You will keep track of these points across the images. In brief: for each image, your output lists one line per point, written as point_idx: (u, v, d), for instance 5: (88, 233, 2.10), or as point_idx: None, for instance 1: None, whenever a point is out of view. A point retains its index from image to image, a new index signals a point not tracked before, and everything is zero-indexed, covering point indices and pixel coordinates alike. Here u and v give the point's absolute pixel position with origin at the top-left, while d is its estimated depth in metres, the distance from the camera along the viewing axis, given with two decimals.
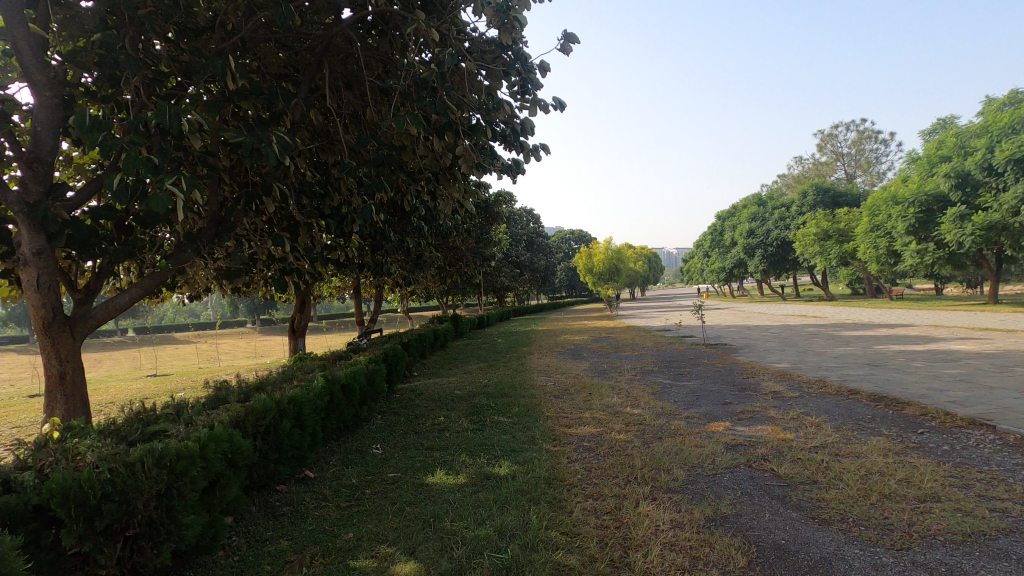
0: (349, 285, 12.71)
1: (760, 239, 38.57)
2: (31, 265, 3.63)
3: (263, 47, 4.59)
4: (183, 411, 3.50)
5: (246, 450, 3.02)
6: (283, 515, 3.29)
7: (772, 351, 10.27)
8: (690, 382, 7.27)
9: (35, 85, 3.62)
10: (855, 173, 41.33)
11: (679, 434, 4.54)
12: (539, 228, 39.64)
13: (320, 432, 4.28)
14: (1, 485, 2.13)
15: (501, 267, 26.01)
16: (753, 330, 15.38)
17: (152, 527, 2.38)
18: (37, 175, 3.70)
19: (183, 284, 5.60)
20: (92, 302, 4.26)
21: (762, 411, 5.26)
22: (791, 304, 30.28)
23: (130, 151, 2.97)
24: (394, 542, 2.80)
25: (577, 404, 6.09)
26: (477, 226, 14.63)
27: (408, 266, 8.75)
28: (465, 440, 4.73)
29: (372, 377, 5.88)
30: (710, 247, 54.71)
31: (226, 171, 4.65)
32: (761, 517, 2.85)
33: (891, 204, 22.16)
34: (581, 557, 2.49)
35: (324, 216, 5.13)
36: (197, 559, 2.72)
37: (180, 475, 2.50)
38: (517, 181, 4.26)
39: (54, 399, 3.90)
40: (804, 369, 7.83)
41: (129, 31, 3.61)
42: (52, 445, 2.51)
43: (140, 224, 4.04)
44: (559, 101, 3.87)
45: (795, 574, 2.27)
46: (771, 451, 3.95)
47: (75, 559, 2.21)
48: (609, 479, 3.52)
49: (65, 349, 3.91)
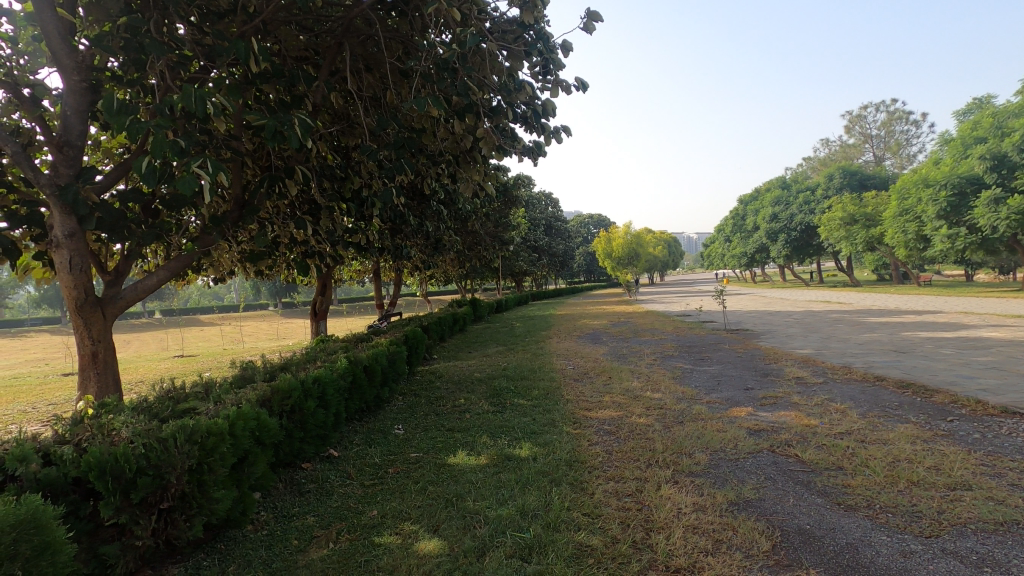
0: (369, 269, 12.83)
1: (783, 224, 37.71)
2: (64, 247, 3.74)
3: (283, 30, 4.59)
4: (211, 390, 3.59)
5: (272, 428, 3.08)
6: (309, 492, 3.36)
7: (795, 337, 10.13)
8: (711, 367, 7.22)
9: (64, 70, 3.69)
10: (884, 155, 40.10)
11: (701, 418, 4.52)
12: (557, 212, 39.32)
13: (344, 412, 4.35)
14: (42, 457, 2.20)
15: (521, 252, 25.87)
16: (775, 315, 15.19)
17: (184, 501, 2.45)
18: (68, 159, 3.78)
19: (207, 266, 5.70)
20: (122, 284, 4.37)
21: (785, 397, 5.22)
22: (790, 304, 19.41)
23: (157, 133, 3.00)
24: (417, 520, 2.84)
25: (598, 387, 6.08)
26: (496, 210, 14.58)
27: (428, 250, 8.78)
28: (486, 422, 4.77)
29: (394, 358, 5.93)
30: (732, 232, 53.83)
31: (249, 155, 4.71)
32: (785, 502, 2.82)
33: (922, 186, 21.48)
34: (603, 538, 2.50)
35: (345, 199, 5.15)
36: (227, 532, 2.79)
37: (210, 451, 2.57)
38: (538, 164, 4.21)
39: (87, 377, 4.02)
40: (828, 355, 7.70)
41: (153, 14, 3.62)
42: (87, 422, 2.59)
43: (167, 206, 4.11)
44: (582, 82, 3.80)
45: (819, 558, 2.26)
46: (795, 436, 3.92)
47: (113, 529, 2.29)
48: (630, 462, 3.52)
49: (96, 330, 4.02)
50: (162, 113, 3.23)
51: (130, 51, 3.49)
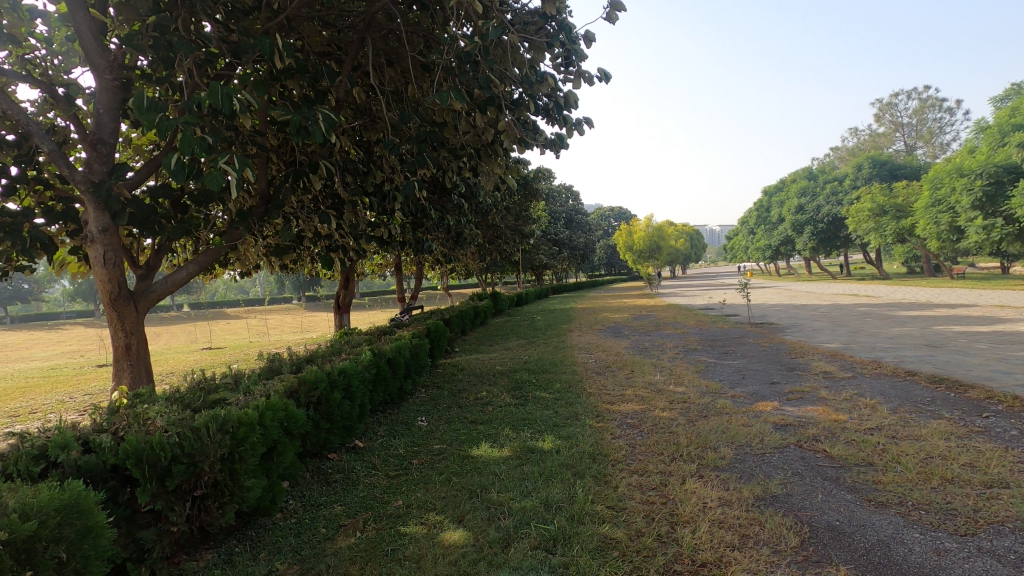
0: (391, 262, 12.95)
1: (809, 216, 36.87)
2: (98, 242, 3.85)
3: (306, 26, 4.63)
4: (241, 381, 3.67)
5: (300, 419, 3.14)
6: (336, 482, 3.42)
7: (821, 331, 9.95)
8: (736, 361, 7.12)
9: (96, 69, 3.78)
10: (916, 144, 38.91)
11: (725, 413, 4.47)
12: (578, 205, 39.08)
13: (368, 403, 4.41)
14: (82, 445, 2.27)
15: (541, 245, 25.81)
16: (801, 309, 14.93)
17: (217, 489, 2.52)
18: (101, 156, 3.88)
19: (234, 260, 5.81)
20: (153, 278, 4.49)
21: (812, 391, 5.13)
22: (809, 304, 16.37)
23: (185, 130, 3.06)
24: (442, 510, 2.87)
25: (620, 381, 6.05)
26: (518, 204, 14.58)
27: (449, 243, 8.83)
28: (508, 415, 4.78)
29: (416, 351, 5.98)
30: (756, 224, 52.92)
31: (274, 150, 4.78)
32: (813, 498, 2.78)
33: (957, 175, 20.79)
34: (628, 531, 2.50)
35: (367, 193, 5.19)
36: (258, 520, 2.86)
37: (241, 440, 2.63)
38: (560, 156, 4.19)
39: (121, 368, 4.14)
40: (856, 349, 7.55)
41: (180, 13, 3.69)
42: (123, 412, 2.67)
43: (195, 202, 4.18)
44: (604, 73, 3.77)
45: (850, 556, 2.21)
46: (823, 431, 3.85)
47: (149, 515, 2.35)
48: (654, 456, 3.50)
49: (129, 322, 4.13)
50: (190, 110, 3.29)
51: (159, 49, 3.56)
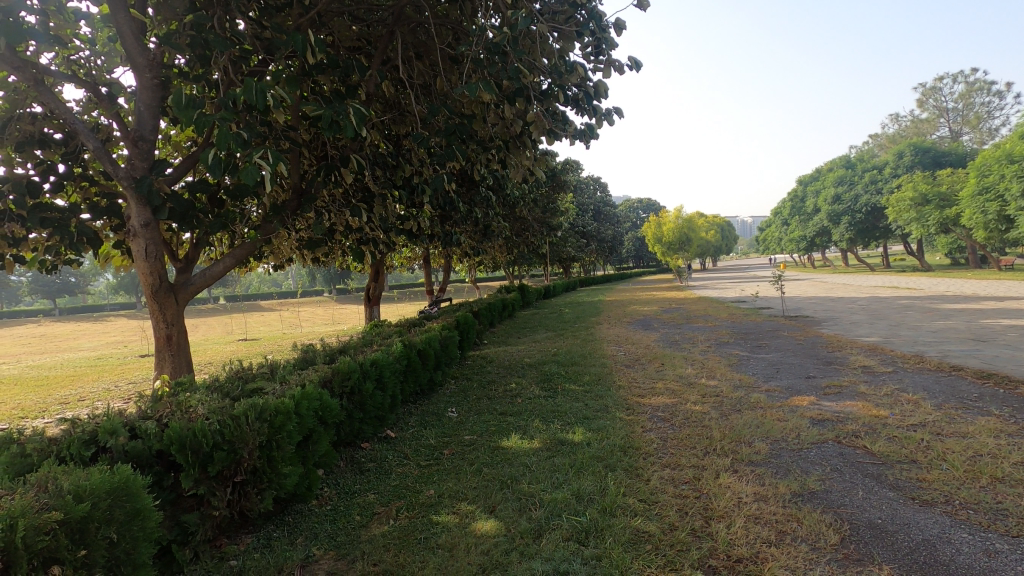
0: (420, 256, 13.08)
1: (845, 206, 35.75)
2: (140, 237, 3.98)
3: (336, 21, 4.66)
4: (277, 371, 3.77)
5: (335, 408, 3.20)
6: (369, 470, 3.48)
7: (860, 324, 9.65)
8: (770, 355, 6.97)
9: (137, 68, 3.90)
10: (961, 129, 37.26)
11: (759, 407, 4.39)
12: (606, 197, 38.70)
13: (399, 394, 4.48)
14: (129, 431, 2.35)
15: (568, 237, 25.68)
16: (838, 302, 14.53)
17: (256, 475, 2.60)
18: (142, 153, 4.00)
19: (269, 253, 5.94)
20: (191, 271, 4.63)
21: (851, 386, 4.99)
22: (842, 304, 13.74)
23: (222, 126, 3.12)
24: (474, 500, 2.89)
25: (650, 374, 5.99)
26: (545, 196, 14.51)
27: (477, 235, 8.85)
28: (538, 406, 4.79)
29: (446, 343, 6.03)
30: (790, 215, 51.60)
31: (305, 145, 4.86)
32: (854, 495, 2.71)
33: (1005, 162, 19.87)
34: (660, 525, 2.48)
35: (397, 186, 5.23)
36: (295, 506, 2.93)
37: (278, 428, 2.70)
38: (589, 147, 4.13)
39: (163, 358, 4.28)
40: (897, 343, 7.29)
41: (216, 11, 3.75)
42: (166, 400, 2.76)
43: (230, 196, 4.28)
44: (634, 61, 3.70)
45: (894, 555, 2.14)
46: (863, 427, 3.74)
47: (192, 500, 2.41)
48: (687, 450, 3.46)
49: (170, 314, 4.27)
50: (226, 106, 3.35)
51: (196, 47, 3.64)
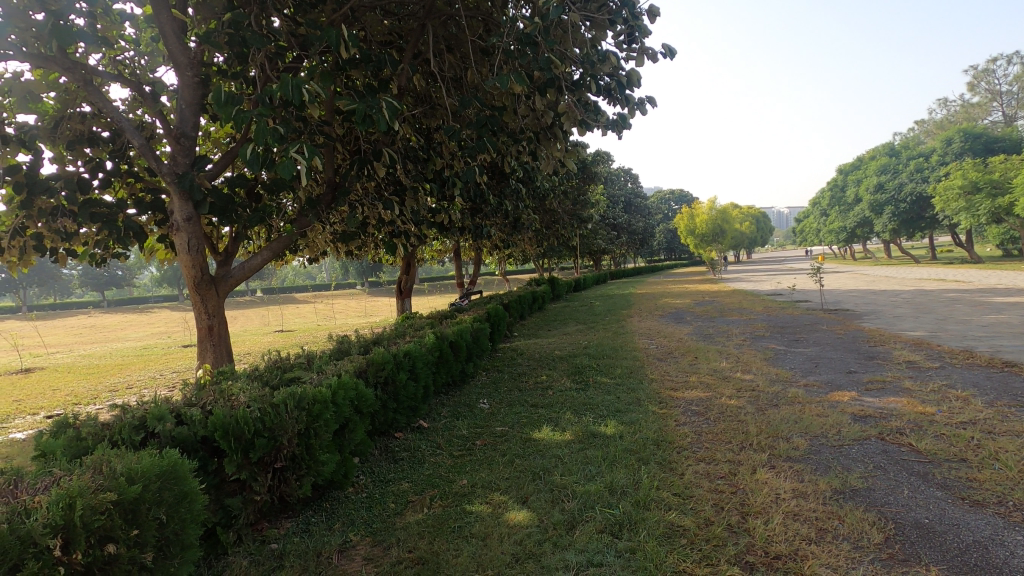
0: (451, 249, 13.18)
1: (890, 195, 34.36)
2: (183, 231, 4.12)
3: (368, 16, 4.71)
4: (313, 361, 3.85)
5: (370, 398, 3.26)
6: (403, 459, 3.54)
7: (905, 318, 9.30)
8: (808, 349, 6.79)
9: (180, 67, 4.02)
10: (1016, 113, 35.32)
11: (798, 402, 4.28)
12: (637, 189, 38.23)
13: (432, 385, 4.53)
14: (175, 418, 2.44)
15: (598, 229, 25.44)
16: (880, 295, 14.02)
17: (295, 462, 2.68)
18: (184, 149, 4.13)
19: (304, 246, 6.07)
20: (231, 264, 4.76)
21: (895, 381, 4.82)
22: (888, 305, 11.60)
23: (259, 121, 3.19)
24: (506, 491, 2.91)
25: (683, 367, 5.90)
26: (576, 188, 14.41)
27: (507, 228, 8.85)
28: (569, 399, 4.79)
29: (477, 335, 6.06)
30: (830, 205, 49.96)
31: (339, 139, 4.93)
32: (899, 493, 2.62)
33: None
34: (695, 519, 2.45)
35: (428, 179, 5.26)
36: (332, 493, 3.01)
37: (316, 417, 2.77)
38: (622, 137, 4.07)
39: (205, 348, 4.43)
40: (944, 338, 7.00)
41: (253, 9, 3.83)
42: (209, 388, 2.86)
43: (268, 190, 4.37)
44: (669, 49, 3.63)
45: (943, 556, 2.07)
46: (908, 424, 3.61)
47: (235, 484, 2.48)
48: (722, 444, 3.40)
49: (211, 305, 4.41)
50: (263, 102, 3.43)
51: (235, 45, 3.72)
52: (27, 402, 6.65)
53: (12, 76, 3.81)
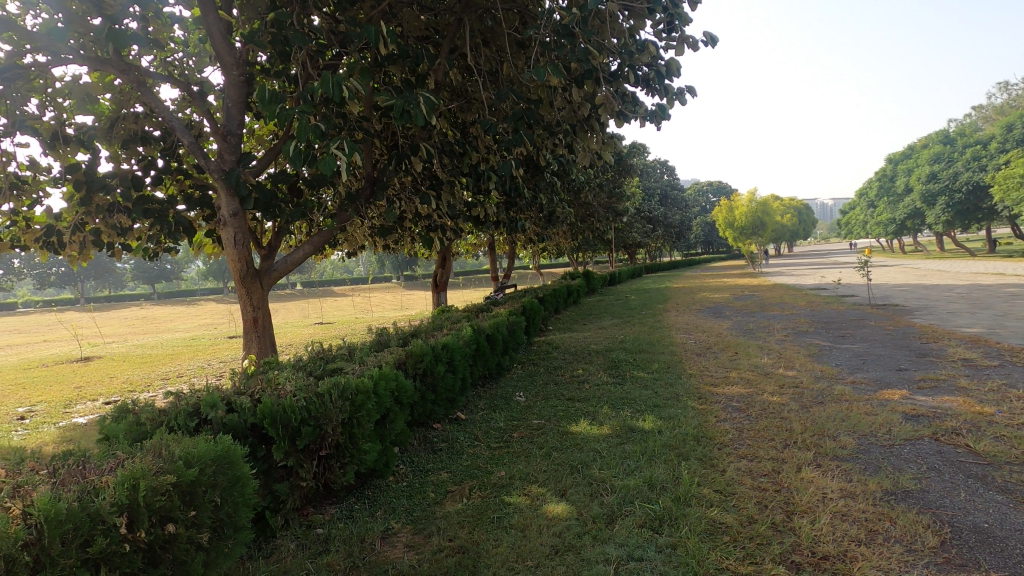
0: (486, 243, 13.25)
1: (943, 185, 32.70)
2: (229, 226, 4.26)
3: (405, 12, 4.75)
4: (354, 352, 3.93)
5: (410, 389, 3.31)
6: (441, 450, 3.60)
7: (960, 313, 8.86)
8: (855, 345, 6.55)
9: (226, 66, 4.14)
10: None
11: (845, 399, 4.15)
12: (674, 181, 37.57)
13: (469, 377, 4.57)
14: (226, 405, 2.54)
15: (634, 222, 25.13)
16: (933, 289, 13.38)
17: (339, 450, 2.75)
18: (230, 146, 4.26)
19: (344, 240, 6.20)
20: (274, 257, 4.90)
21: (949, 379, 4.61)
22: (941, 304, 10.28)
23: (302, 118, 3.27)
24: (544, 483, 2.92)
25: (723, 362, 5.78)
26: (612, 181, 14.26)
27: (542, 222, 8.83)
28: (606, 393, 4.75)
29: (513, 329, 6.07)
30: (878, 196, 47.96)
31: (377, 135, 5.01)
32: (955, 496, 2.51)
33: None
34: (738, 517, 2.40)
35: (464, 173, 5.29)
36: (373, 481, 3.08)
37: (359, 407, 2.84)
38: (661, 128, 4.00)
39: (250, 339, 4.58)
40: (1004, 335, 6.64)
41: (295, 8, 3.91)
42: (257, 377, 2.96)
43: (310, 185, 4.48)
44: (710, 36, 3.54)
45: (1004, 561, 1.98)
46: (965, 425, 3.45)
47: (282, 470, 2.57)
48: (765, 442, 3.32)
49: (256, 298, 4.55)
50: (306, 100, 3.51)
51: (278, 44, 3.81)
52: (88, 388, 7.03)
53: (72, 79, 4.00)
